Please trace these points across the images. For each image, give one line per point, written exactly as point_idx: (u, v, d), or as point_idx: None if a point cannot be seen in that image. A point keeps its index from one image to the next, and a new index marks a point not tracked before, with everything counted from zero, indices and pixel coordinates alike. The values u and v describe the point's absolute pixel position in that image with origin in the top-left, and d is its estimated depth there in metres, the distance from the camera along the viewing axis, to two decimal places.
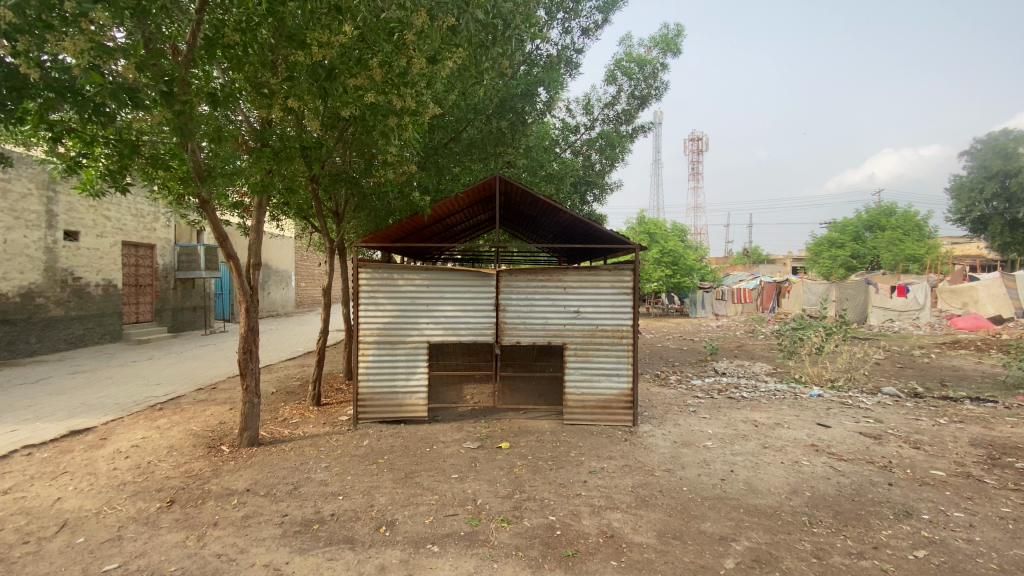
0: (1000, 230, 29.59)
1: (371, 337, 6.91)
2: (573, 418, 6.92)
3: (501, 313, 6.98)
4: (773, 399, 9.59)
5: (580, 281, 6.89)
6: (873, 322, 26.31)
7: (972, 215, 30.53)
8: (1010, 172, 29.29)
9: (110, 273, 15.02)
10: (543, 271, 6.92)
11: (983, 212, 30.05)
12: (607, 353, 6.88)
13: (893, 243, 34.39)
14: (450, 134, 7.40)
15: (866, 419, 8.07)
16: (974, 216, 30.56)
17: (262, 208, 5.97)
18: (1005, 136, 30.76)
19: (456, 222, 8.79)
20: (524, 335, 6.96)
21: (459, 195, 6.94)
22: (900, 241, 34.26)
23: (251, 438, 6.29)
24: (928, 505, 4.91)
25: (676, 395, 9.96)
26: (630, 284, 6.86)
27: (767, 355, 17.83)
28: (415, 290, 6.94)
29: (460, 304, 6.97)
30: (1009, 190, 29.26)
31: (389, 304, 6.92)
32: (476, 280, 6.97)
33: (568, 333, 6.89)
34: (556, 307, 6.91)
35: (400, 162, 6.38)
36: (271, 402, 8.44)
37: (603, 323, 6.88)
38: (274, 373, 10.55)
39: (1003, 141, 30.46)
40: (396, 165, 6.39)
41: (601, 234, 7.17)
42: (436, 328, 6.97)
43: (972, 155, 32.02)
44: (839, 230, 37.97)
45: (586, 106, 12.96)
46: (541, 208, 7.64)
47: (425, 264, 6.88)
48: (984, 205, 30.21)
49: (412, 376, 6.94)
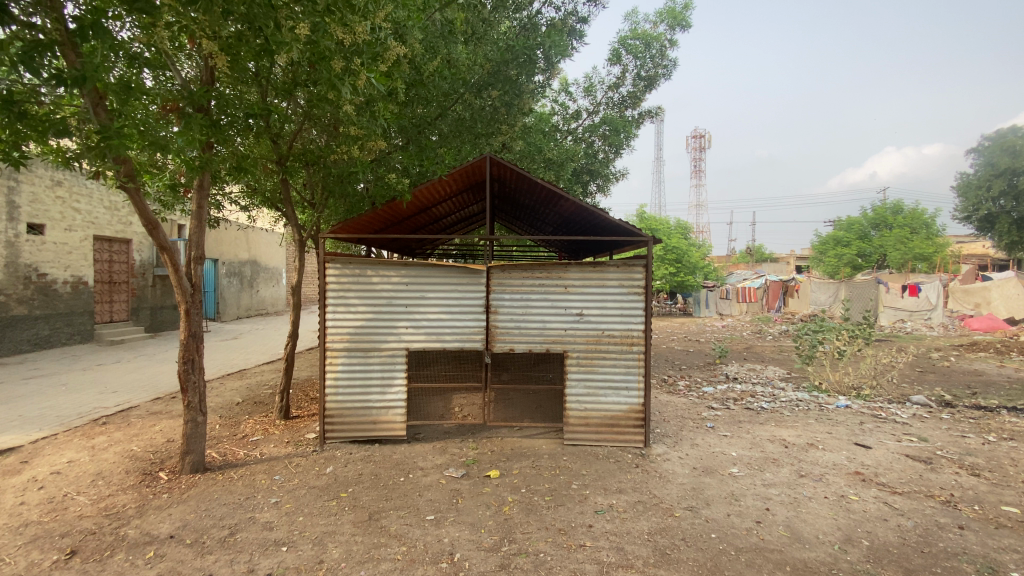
0: (1007, 229, 28.50)
1: (340, 343, 5.95)
2: (574, 438, 5.96)
3: (492, 316, 6.01)
4: (796, 411, 8.62)
5: (584, 279, 5.92)
6: (884, 323, 25.25)
7: (979, 214, 29.46)
8: (1018, 170, 27.93)
9: (79, 269, 14.05)
10: (541, 266, 5.94)
11: (990, 211, 28.94)
12: (614, 363, 5.92)
13: (901, 242, 33.37)
14: (436, 111, 6.37)
15: (908, 438, 7.07)
16: (980, 215, 29.66)
17: (203, 189, 5.01)
18: (1014, 133, 29.58)
19: (444, 213, 7.81)
20: (519, 341, 5.99)
21: (444, 177, 5.94)
22: (908, 239, 33.21)
23: (195, 463, 5.34)
24: (1017, 558, 3.94)
25: (689, 406, 9.01)
26: (642, 283, 5.90)
27: (779, 358, 16.82)
28: (391, 289, 5.96)
29: (444, 305, 5.99)
30: (1016, 188, 28.01)
31: (361, 306, 5.95)
32: (463, 278, 5.99)
33: (569, 339, 5.93)
34: (555, 309, 5.94)
35: (370, 137, 5.38)
36: (234, 415, 7.48)
37: (611, 328, 5.91)
38: (245, 380, 9.59)
39: (1012, 138, 29.24)
40: (365, 139, 5.40)
41: (610, 224, 6.15)
42: (417, 334, 6.00)
43: (979, 152, 30.87)
44: (845, 228, 36.98)
45: (587, 88, 11.96)
46: (540, 194, 6.63)
47: (405, 259, 5.91)
48: (990, 204, 29.10)
49: (389, 389, 5.98)
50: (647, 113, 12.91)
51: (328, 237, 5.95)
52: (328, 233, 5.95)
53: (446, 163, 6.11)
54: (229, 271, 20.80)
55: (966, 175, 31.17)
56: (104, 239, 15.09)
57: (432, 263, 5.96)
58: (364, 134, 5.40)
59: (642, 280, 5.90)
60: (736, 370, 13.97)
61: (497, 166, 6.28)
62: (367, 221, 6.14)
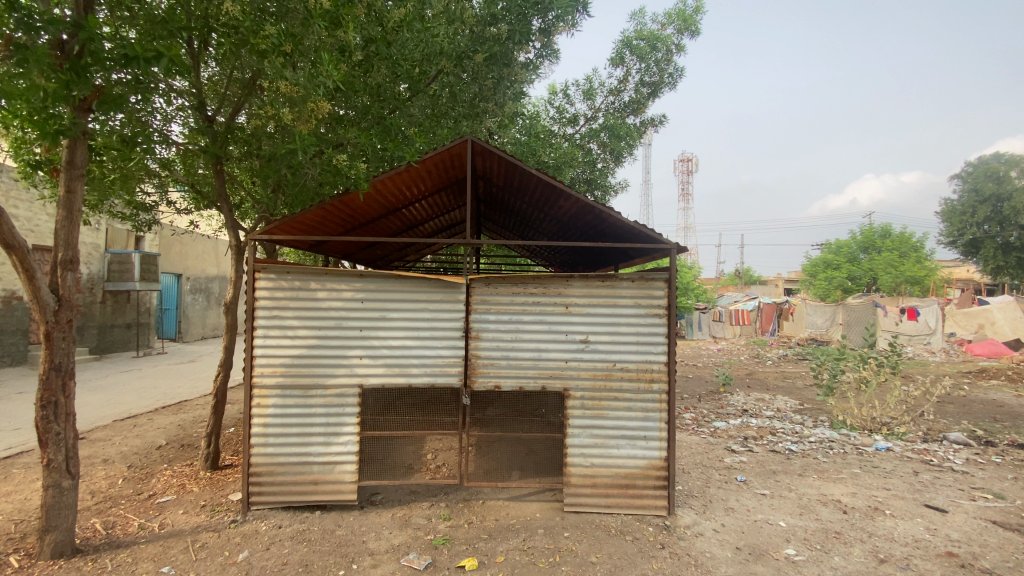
0: (992, 254, 27.70)
1: (273, 378, 4.55)
2: (577, 504, 4.57)
3: (472, 344, 4.64)
4: (832, 455, 7.29)
5: (591, 296, 4.60)
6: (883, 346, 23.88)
7: (964, 239, 28.74)
8: (1003, 196, 27.50)
9: (12, 283, 12.38)
10: (536, 280, 4.62)
11: (975, 236, 28.26)
12: (628, 405, 4.58)
13: (891, 266, 32.61)
14: (406, 80, 5.11)
15: (982, 496, 5.76)
16: (965, 240, 28.81)
17: (74, 159, 3.68)
18: (996, 159, 29.23)
19: (421, 216, 6.50)
20: (506, 376, 4.62)
21: (414, 165, 4.63)
22: (898, 263, 32.40)
23: (57, 547, 3.85)
24: None
25: (706, 448, 7.65)
26: (662, 302, 4.60)
27: (785, 386, 15.55)
28: (339, 308, 4.59)
29: (409, 330, 4.62)
30: (1002, 214, 27.53)
31: (301, 330, 4.56)
32: (435, 294, 4.63)
33: (571, 374, 4.58)
34: (553, 335, 4.60)
35: (311, 97, 4.05)
36: (147, 464, 5.96)
37: (624, 359, 4.58)
38: (180, 414, 8.04)
39: (995, 164, 28.82)
40: (303, 104, 4.10)
41: (623, 228, 4.82)
42: (374, 366, 4.61)
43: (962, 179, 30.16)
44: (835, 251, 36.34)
45: (586, 90, 10.87)
46: (535, 191, 5.30)
47: (360, 268, 4.55)
48: (975, 229, 28.49)
49: (336, 439, 4.58)
50: (649, 121, 11.86)
51: (261, 238, 4.64)
52: (261, 235, 4.63)
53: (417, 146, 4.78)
54: (193, 287, 19.20)
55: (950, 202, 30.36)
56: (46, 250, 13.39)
57: (396, 274, 4.61)
58: (303, 94, 4.07)
59: (662, 299, 4.60)
60: (744, 401, 12.65)
61: (481, 154, 4.94)
62: (316, 219, 4.84)
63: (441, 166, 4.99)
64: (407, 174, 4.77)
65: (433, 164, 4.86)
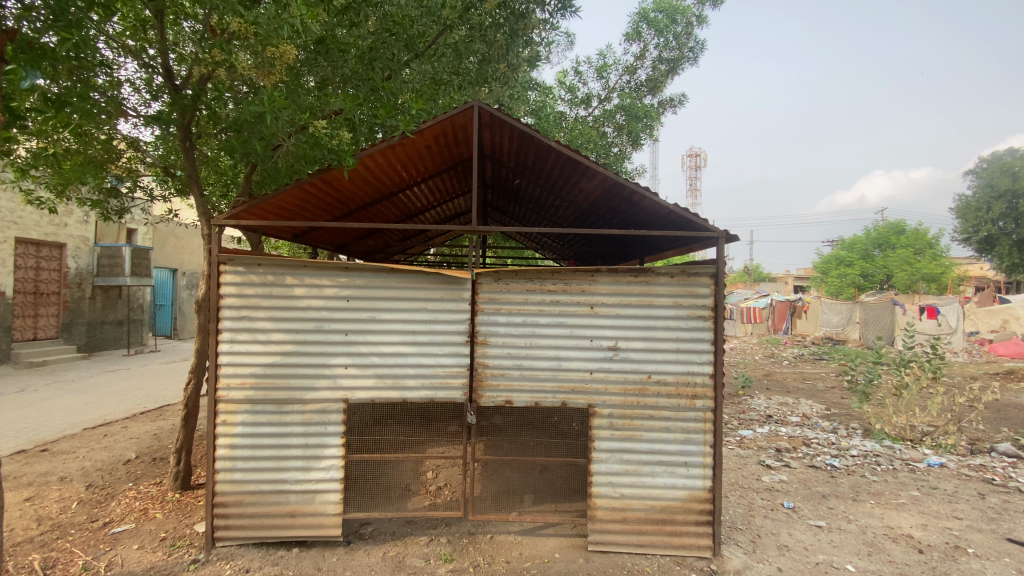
0: (1009, 252, 26.39)
1: (240, 391, 3.81)
2: (604, 544, 3.82)
3: (479, 351, 3.88)
4: (882, 473, 6.48)
5: (622, 295, 3.82)
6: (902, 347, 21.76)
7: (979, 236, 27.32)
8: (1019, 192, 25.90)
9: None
10: (555, 275, 3.85)
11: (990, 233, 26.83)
12: (666, 425, 3.81)
13: (905, 263, 31.22)
14: (394, 36, 4.44)
15: None
16: (979, 237, 27.37)
17: None
18: (1012, 154, 27.36)
19: (421, 203, 5.76)
20: (520, 389, 3.85)
21: (409, 137, 3.89)
22: (912, 260, 31.03)
23: None
24: None
25: (738, 462, 6.86)
26: (707, 303, 3.81)
27: (806, 388, 14.66)
28: (319, 308, 3.83)
29: (404, 334, 3.86)
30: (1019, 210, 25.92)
31: (273, 334, 3.81)
32: (435, 292, 3.87)
33: (597, 388, 3.82)
34: (576, 340, 3.83)
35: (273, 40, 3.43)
36: (110, 483, 5.24)
37: (660, 370, 3.81)
38: (157, 422, 7.32)
39: (1010, 160, 26.93)
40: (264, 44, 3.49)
41: (658, 212, 4.02)
42: (361, 378, 3.86)
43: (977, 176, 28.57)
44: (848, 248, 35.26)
45: (600, 68, 10.08)
46: (551, 170, 4.49)
47: (344, 261, 3.80)
48: (991, 226, 26.94)
49: (317, 464, 3.85)
50: (668, 102, 11.06)
51: (227, 224, 3.85)
52: (226, 219, 3.84)
53: (412, 113, 4.00)
54: (187, 282, 18.53)
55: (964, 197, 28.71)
56: (30, 243, 12.37)
57: (387, 268, 3.84)
58: (264, 37, 3.49)
59: (707, 299, 3.81)
60: (767, 404, 11.79)
61: (489, 124, 4.14)
62: (293, 201, 4.06)
63: (441, 138, 4.19)
64: (401, 146, 3.98)
65: (432, 135, 4.07)
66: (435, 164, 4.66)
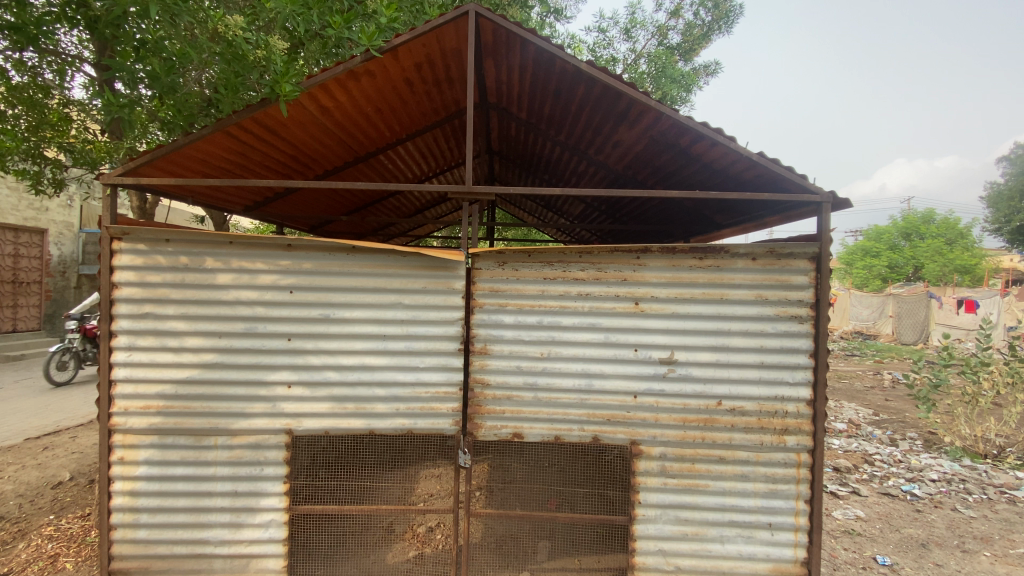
0: None
1: (143, 419, 2.73)
2: None
3: (475, 364, 2.74)
4: (983, 509, 5.22)
5: (682, 287, 2.67)
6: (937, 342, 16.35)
7: (1013, 226, 24.04)
8: None
9: None
10: (584, 259, 2.69)
11: None
12: (743, 472, 2.67)
13: (937, 253, 28.52)
14: None
15: None
16: (1013, 227, 24.14)
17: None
18: None
19: (413, 170, 4.62)
20: (533, 418, 2.73)
21: (379, 57, 2.73)
22: (944, 252, 28.33)
23: None
24: None
25: None
26: (804, 298, 2.64)
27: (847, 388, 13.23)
28: (251, 302, 2.71)
29: (368, 340, 2.73)
30: None
31: (187, 339, 2.71)
32: (413, 280, 2.74)
33: (644, 418, 2.68)
34: (611, 351, 2.69)
35: None
36: (25, 517, 4.16)
37: (735, 395, 2.65)
38: None
39: None
40: None
41: (733, 165, 2.85)
42: (309, 401, 2.74)
43: (1014, 160, 25.78)
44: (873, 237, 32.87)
45: (628, 28, 8.80)
46: (579, 113, 3.28)
47: (286, 236, 2.68)
48: None
49: (250, 520, 2.77)
50: (702, 69, 9.74)
51: (121, 181, 2.73)
52: (118, 176, 2.72)
53: (381, 22, 2.96)
54: None
55: (995, 184, 25.86)
56: (7, 228, 10.91)
57: (346, 246, 2.71)
58: None
59: (804, 293, 2.64)
60: None
61: (493, 48, 2.96)
62: (218, 151, 2.93)
63: (425, 68, 3.03)
64: (366, 74, 2.82)
65: (412, 62, 2.91)
66: (421, 110, 3.51)
